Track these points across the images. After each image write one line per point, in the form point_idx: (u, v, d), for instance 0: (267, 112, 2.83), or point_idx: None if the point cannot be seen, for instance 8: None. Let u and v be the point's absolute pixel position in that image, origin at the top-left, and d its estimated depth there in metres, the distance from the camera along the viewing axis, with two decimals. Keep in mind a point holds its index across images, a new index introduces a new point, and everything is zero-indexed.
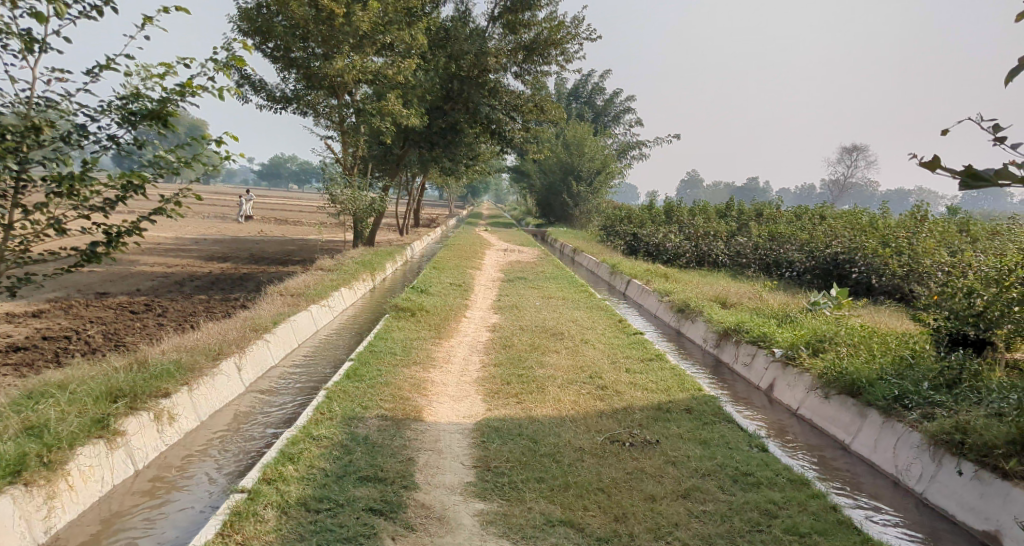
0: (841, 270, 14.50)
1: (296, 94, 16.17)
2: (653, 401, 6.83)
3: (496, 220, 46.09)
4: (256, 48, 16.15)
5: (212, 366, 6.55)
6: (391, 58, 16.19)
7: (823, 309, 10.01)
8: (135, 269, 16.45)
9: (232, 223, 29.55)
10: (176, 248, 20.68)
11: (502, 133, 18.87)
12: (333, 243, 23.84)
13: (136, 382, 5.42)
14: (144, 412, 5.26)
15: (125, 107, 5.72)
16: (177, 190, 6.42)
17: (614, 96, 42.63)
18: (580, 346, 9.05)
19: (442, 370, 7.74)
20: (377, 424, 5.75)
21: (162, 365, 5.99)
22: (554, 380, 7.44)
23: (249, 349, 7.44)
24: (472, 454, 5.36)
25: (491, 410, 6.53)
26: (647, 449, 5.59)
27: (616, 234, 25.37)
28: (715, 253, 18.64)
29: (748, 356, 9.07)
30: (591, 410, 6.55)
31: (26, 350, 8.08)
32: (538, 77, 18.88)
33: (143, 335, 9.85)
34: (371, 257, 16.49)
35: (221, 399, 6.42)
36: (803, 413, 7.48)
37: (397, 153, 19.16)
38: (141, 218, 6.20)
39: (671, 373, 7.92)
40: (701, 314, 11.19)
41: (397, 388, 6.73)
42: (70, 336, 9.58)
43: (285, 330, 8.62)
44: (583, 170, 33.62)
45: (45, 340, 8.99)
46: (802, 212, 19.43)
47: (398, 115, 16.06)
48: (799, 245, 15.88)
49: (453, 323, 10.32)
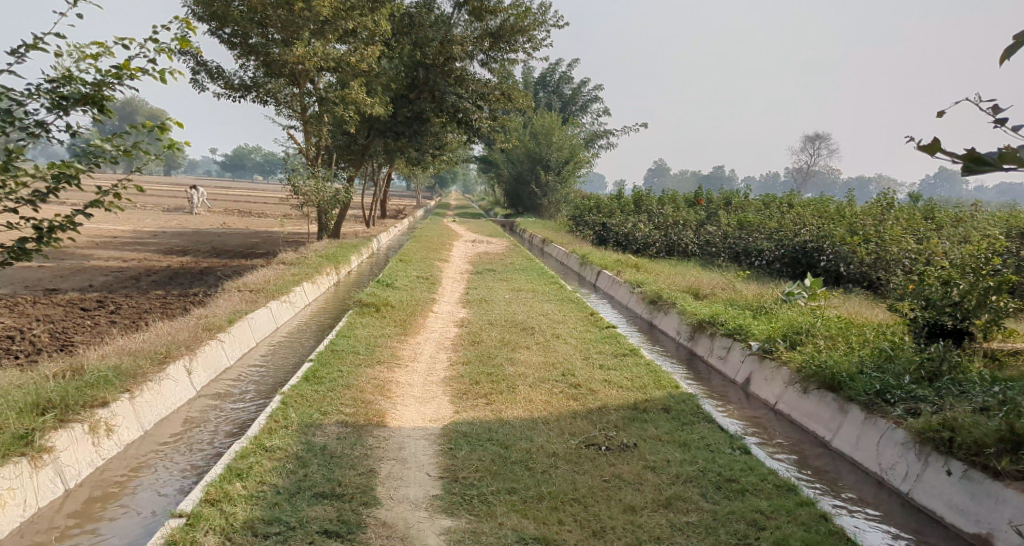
0: (810, 259, 14.41)
1: (255, 81, 15.54)
2: (629, 400, 6.54)
3: (464, 211, 45.68)
4: (212, 34, 15.47)
5: (159, 370, 6.09)
6: (354, 45, 15.64)
7: (798, 299, 9.86)
8: (89, 264, 15.72)
9: (193, 215, 28.67)
10: (132, 241, 19.87)
11: (469, 123, 18.39)
12: (297, 235, 23.19)
13: (67, 392, 4.94)
14: (77, 424, 4.79)
15: (55, 91, 5.20)
16: (115, 181, 5.89)
17: (582, 85, 42.32)
18: (552, 341, 8.75)
19: (407, 370, 7.35)
20: (336, 431, 5.36)
21: (100, 370, 5.50)
22: (525, 379, 7.10)
23: (202, 351, 6.98)
24: (438, 463, 5.01)
25: (459, 412, 6.18)
26: (625, 454, 5.31)
27: (586, 223, 25.10)
28: (685, 243, 18.49)
29: (723, 349, 8.87)
30: (565, 411, 6.25)
31: None
32: (505, 65, 18.42)
33: (92, 334, 9.31)
34: (337, 250, 15.98)
35: (168, 406, 5.98)
36: (781, 408, 7.31)
37: (361, 143, 18.60)
38: (76, 212, 5.69)
39: (646, 369, 7.65)
40: (673, 306, 10.97)
41: (358, 391, 6.33)
42: (12, 336, 9.00)
43: (241, 329, 8.15)
44: (551, 159, 33.33)
45: None
46: (770, 200, 19.34)
47: (362, 104, 15.53)
48: (768, 233, 15.77)
49: (420, 319, 9.92)
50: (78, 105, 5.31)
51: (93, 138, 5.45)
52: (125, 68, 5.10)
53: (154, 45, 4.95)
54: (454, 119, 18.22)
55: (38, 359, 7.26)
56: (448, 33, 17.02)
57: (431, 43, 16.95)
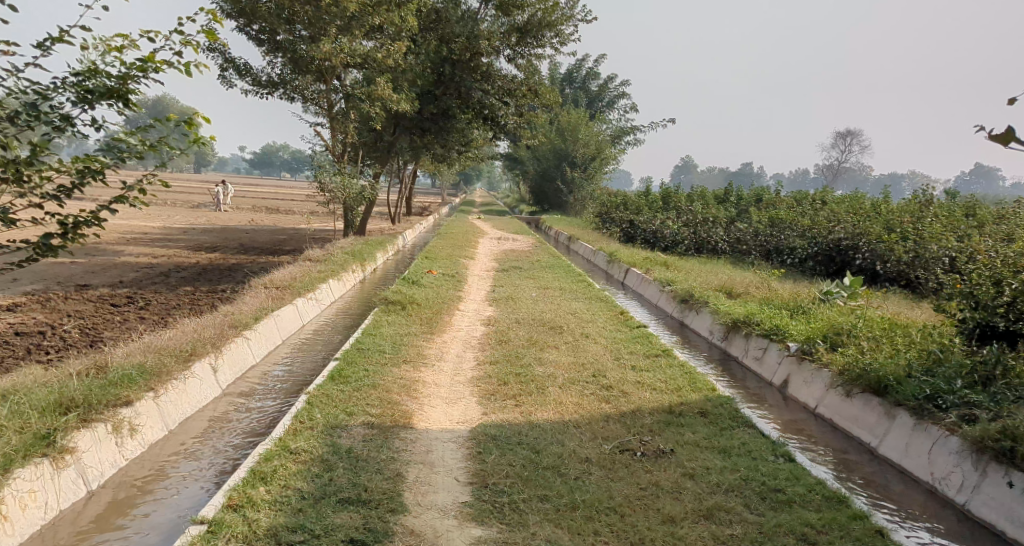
0: (845, 257, 13.97)
1: (283, 78, 15.52)
2: (663, 403, 6.30)
3: (489, 208, 45.57)
4: (240, 31, 15.48)
5: (184, 368, 5.99)
6: (381, 41, 15.56)
7: (837, 298, 9.54)
8: (119, 259, 15.84)
9: (222, 212, 28.90)
10: (162, 237, 20.01)
11: (496, 119, 18.19)
12: (323, 232, 23.20)
13: (90, 391, 4.84)
14: (100, 424, 4.69)
15: (80, 85, 5.11)
16: (140, 175, 5.79)
17: (608, 81, 41.95)
18: (582, 341, 8.52)
19: (434, 370, 7.19)
20: (362, 433, 5.20)
21: (124, 368, 5.40)
22: (555, 379, 6.89)
23: (227, 348, 6.88)
24: (467, 468, 4.82)
25: (488, 414, 6.00)
26: (661, 461, 5.08)
27: (613, 221, 24.78)
28: (714, 240, 18.12)
29: (758, 350, 8.59)
30: (597, 414, 6.03)
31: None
32: (532, 61, 18.16)
33: (121, 330, 9.31)
34: (363, 247, 15.95)
35: (193, 405, 5.88)
36: (821, 411, 7.04)
37: (387, 140, 18.52)
38: (101, 207, 5.60)
39: (680, 370, 7.41)
40: (706, 305, 10.69)
41: (385, 391, 6.17)
42: (44, 331, 9.03)
43: (267, 326, 8.05)
44: (578, 156, 33.05)
45: (17, 337, 8.48)
46: (802, 197, 18.88)
47: (388, 100, 15.44)
48: (800, 231, 15.37)
49: (446, 317, 9.76)
50: (104, 99, 5.21)
51: (118, 132, 5.37)
52: (150, 61, 4.99)
53: (181, 39, 4.82)
54: (480, 115, 18.03)
55: (67, 356, 7.23)
56: (474, 28, 16.88)
57: (458, 38, 16.82)
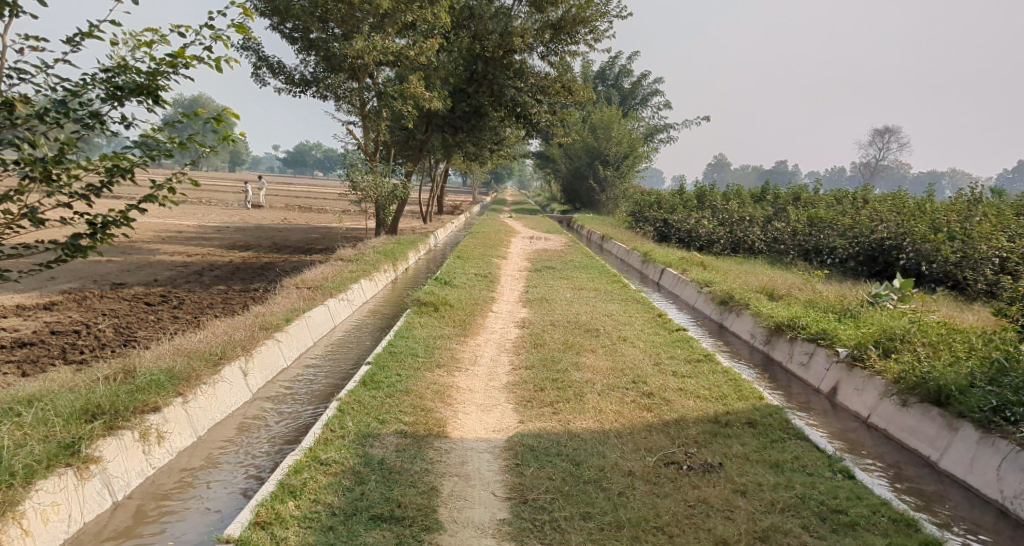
0: (888, 257, 13.43)
1: (316, 77, 15.49)
2: (708, 412, 5.99)
3: (520, 207, 45.35)
4: (274, 29, 15.47)
5: (213, 372, 5.86)
6: (413, 38, 15.41)
7: (886, 302, 9.07)
8: (155, 258, 15.93)
9: (256, 211, 29.13)
10: (197, 236, 20.14)
11: (528, 117, 17.89)
12: (355, 231, 23.19)
13: (117, 397, 4.71)
14: (126, 432, 4.56)
15: (110, 81, 5.01)
16: (170, 173, 5.68)
17: (641, 79, 41.40)
18: (619, 344, 8.23)
19: (467, 374, 6.97)
20: (395, 442, 5.00)
21: (151, 373, 5.27)
22: (593, 386, 6.62)
23: (257, 351, 6.76)
24: (505, 481, 4.59)
25: (525, 422, 5.75)
26: (710, 476, 4.79)
27: (646, 220, 24.34)
28: (751, 239, 17.64)
29: (804, 355, 8.19)
30: (639, 423, 5.75)
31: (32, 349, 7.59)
32: (565, 58, 17.82)
33: (155, 330, 9.28)
34: (394, 247, 15.85)
35: (222, 410, 5.76)
36: (874, 421, 6.66)
37: (419, 139, 18.39)
38: (130, 207, 5.49)
39: (725, 377, 7.08)
40: (747, 306, 10.31)
41: (418, 398, 5.96)
42: (80, 330, 9.04)
43: (299, 328, 7.92)
44: (610, 154, 32.63)
45: (53, 337, 8.49)
46: (843, 195, 18.28)
47: (420, 98, 15.30)
48: (841, 230, 14.85)
49: (479, 319, 9.55)
50: (133, 96, 5.10)
51: (147, 129, 5.26)
52: (180, 57, 4.87)
53: (212, 33, 4.69)
54: (512, 113, 17.79)
55: (101, 357, 7.19)
56: (508, 25, 16.52)
57: (491, 35, 16.49)
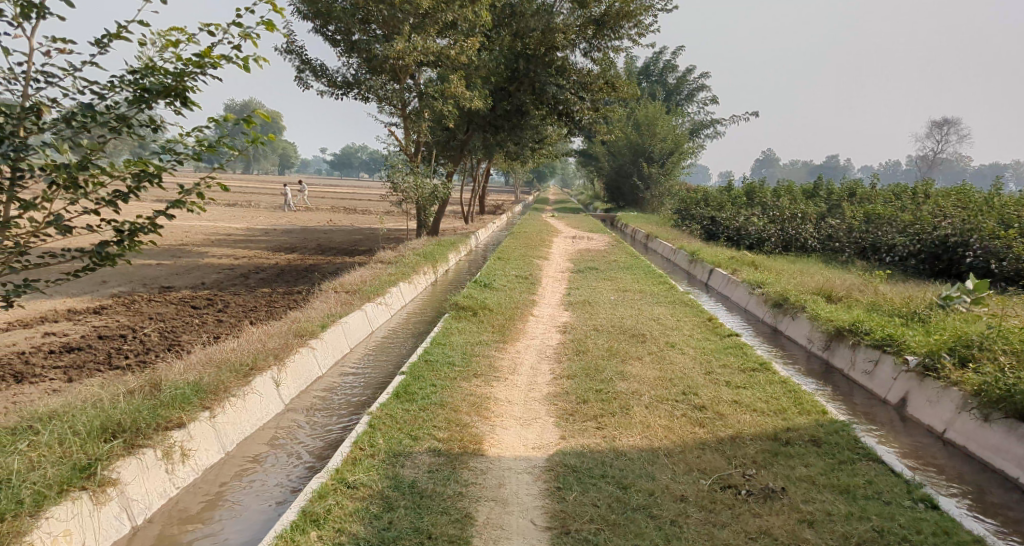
0: (953, 255, 12.57)
1: (357, 78, 15.36)
2: (766, 427, 5.51)
3: (564, 206, 44.89)
4: (316, 32, 15.41)
5: (244, 384, 5.65)
6: (454, 37, 15.14)
7: (959, 304, 8.36)
8: (202, 261, 16.05)
9: (301, 212, 29.36)
10: (244, 238, 20.27)
11: (570, 114, 17.48)
12: (397, 231, 23.12)
13: (138, 413, 4.54)
14: (147, 450, 4.38)
15: (137, 83, 4.84)
16: (198, 179, 5.46)
17: (687, 74, 40.50)
18: (667, 351, 7.79)
19: (506, 384, 6.62)
20: (427, 462, 4.70)
21: (177, 386, 5.09)
22: (640, 398, 6.19)
23: (291, 360, 6.52)
24: (545, 509, 4.27)
25: (567, 439, 5.38)
26: (771, 503, 4.36)
27: (692, 218, 23.62)
28: (803, 237, 16.89)
29: (868, 362, 7.59)
30: (691, 440, 5.32)
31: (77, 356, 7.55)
32: (608, 53, 17.32)
33: (200, 334, 9.20)
34: (435, 248, 15.57)
35: (252, 423, 5.54)
36: (951, 436, 6.09)
37: (461, 139, 18.15)
38: (157, 214, 5.31)
39: (783, 388, 6.57)
40: (803, 309, 9.72)
41: (453, 411, 5.64)
42: (126, 335, 9.01)
43: (335, 334, 7.69)
44: (654, 151, 31.91)
45: (99, 341, 8.46)
46: (902, 190, 17.34)
47: (461, 97, 15.02)
48: (901, 227, 14.05)
49: (520, 324, 9.19)
50: (160, 98, 4.93)
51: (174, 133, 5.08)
52: (207, 56, 4.71)
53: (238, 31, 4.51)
54: (554, 111, 17.41)
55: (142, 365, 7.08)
56: (550, 22, 16.10)
57: (532, 32, 16.14)
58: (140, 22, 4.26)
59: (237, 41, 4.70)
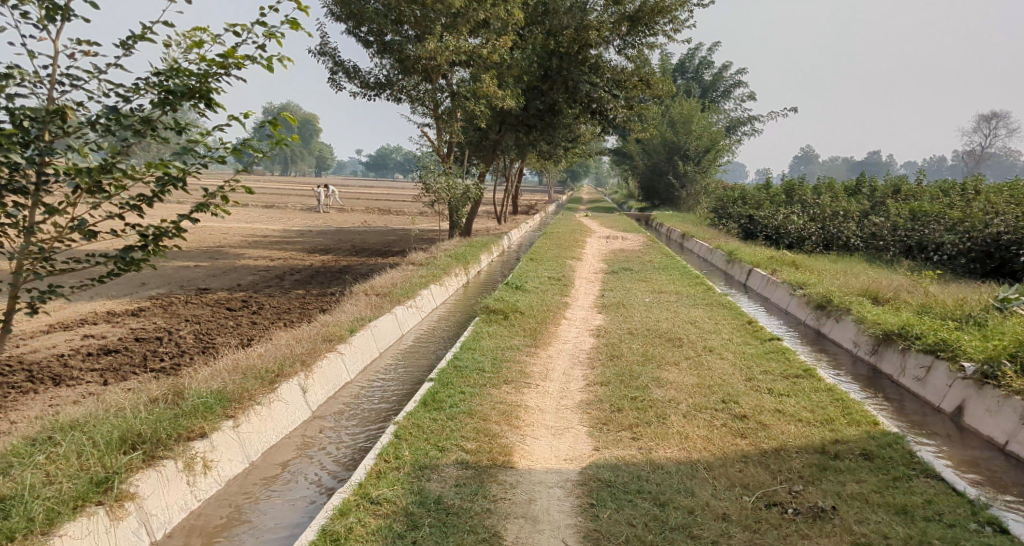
0: (1006, 254, 11.96)
1: (389, 79, 15.29)
2: (813, 439, 5.19)
3: (598, 205, 44.51)
4: (349, 33, 15.40)
5: (270, 391, 5.54)
6: (486, 36, 14.98)
7: (1017, 306, 7.89)
8: (239, 263, 16.15)
9: (336, 214, 29.52)
10: (280, 240, 20.39)
11: (604, 113, 17.18)
12: (430, 232, 23.04)
13: (159, 423, 4.49)
14: (168, 462, 4.33)
15: (161, 85, 4.74)
16: (222, 182, 5.35)
17: (724, 70, 39.80)
18: (705, 356, 7.49)
19: (537, 391, 6.41)
20: (455, 475, 4.55)
21: (200, 394, 5.01)
22: (678, 406, 5.91)
23: (318, 366, 6.39)
24: (578, 528, 4.07)
25: (600, 450, 5.14)
26: (820, 523, 4.09)
27: (729, 216, 23.11)
28: (845, 236, 16.31)
29: (920, 368, 7.16)
30: (732, 452, 5.04)
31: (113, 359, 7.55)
32: (642, 50, 16.97)
33: (235, 336, 9.18)
34: (466, 249, 15.41)
35: (277, 432, 5.42)
36: (1013, 449, 5.69)
37: (493, 139, 17.96)
38: (181, 218, 5.20)
39: (829, 396, 6.22)
40: (848, 312, 9.30)
41: (482, 420, 5.46)
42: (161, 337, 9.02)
43: (364, 338, 7.55)
44: (690, 149, 31.36)
45: (135, 343, 8.47)
46: (950, 186, 16.65)
47: (493, 97, 14.84)
48: (949, 224, 13.46)
49: (552, 327, 8.97)
50: (185, 100, 4.82)
51: (198, 135, 4.95)
52: (231, 56, 4.61)
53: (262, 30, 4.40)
54: (587, 110, 17.13)
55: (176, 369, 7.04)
56: (583, 19, 15.83)
57: (565, 30, 15.90)
58: (163, 23, 4.18)
59: (262, 40, 4.59)
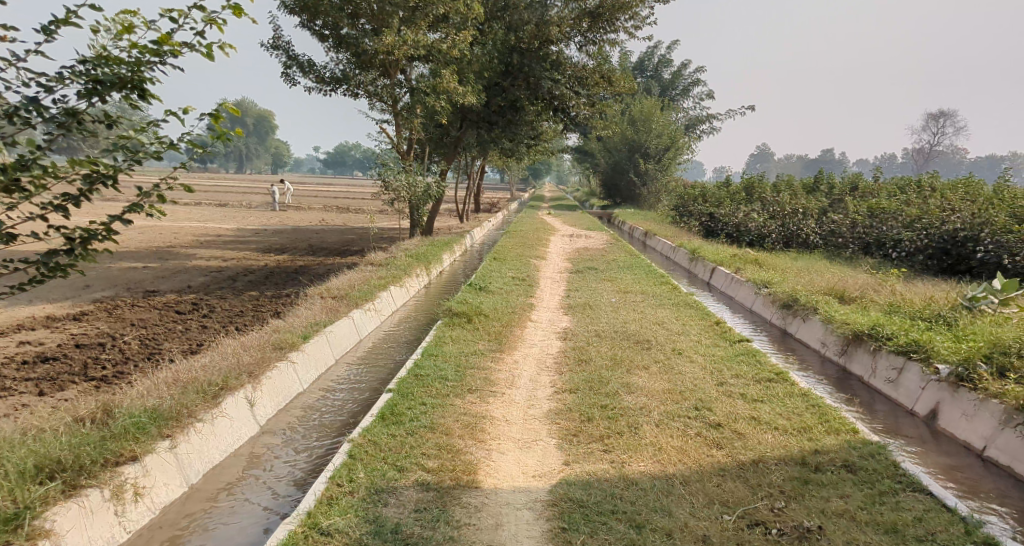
0: (962, 251, 12.04)
1: (346, 74, 14.76)
2: (791, 449, 4.96)
3: (559, 203, 44.27)
4: (303, 27, 14.82)
5: (212, 407, 5.08)
6: (446, 31, 14.57)
7: (985, 305, 7.84)
8: (190, 263, 15.44)
9: (292, 212, 28.65)
10: (233, 239, 19.60)
11: (566, 110, 16.93)
12: (390, 231, 22.49)
13: (83, 447, 4.12)
14: (92, 491, 3.99)
15: (88, 74, 4.21)
16: (158, 180, 4.83)
17: (682, 68, 39.95)
18: (675, 359, 7.25)
19: (502, 400, 6.08)
20: (415, 499, 4.25)
21: (133, 413, 4.58)
22: (650, 415, 5.64)
23: (267, 376, 5.94)
24: None
25: (571, 464, 4.84)
26: None
27: (691, 214, 23.10)
28: (805, 233, 16.35)
29: (891, 370, 7.00)
30: (709, 464, 4.79)
31: (48, 368, 6.97)
32: (603, 47, 16.75)
33: (183, 340, 8.62)
34: (428, 249, 15.01)
35: (221, 451, 4.98)
36: (993, 455, 5.59)
37: (454, 136, 17.53)
38: (111, 218, 4.70)
39: (805, 401, 6.02)
40: (815, 311, 9.17)
41: (444, 434, 5.11)
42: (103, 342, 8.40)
43: (318, 345, 7.11)
44: (650, 146, 31.33)
45: (74, 350, 7.87)
46: (906, 183, 16.84)
47: (454, 93, 14.42)
48: (906, 221, 13.54)
49: (517, 330, 8.64)
50: (115, 91, 4.30)
51: (130, 129, 4.41)
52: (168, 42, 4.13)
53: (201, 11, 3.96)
54: (550, 106, 16.84)
55: (117, 381, 6.50)
56: (544, 14, 15.54)
57: (526, 26, 15.61)
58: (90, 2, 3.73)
59: (202, 23, 4.13)
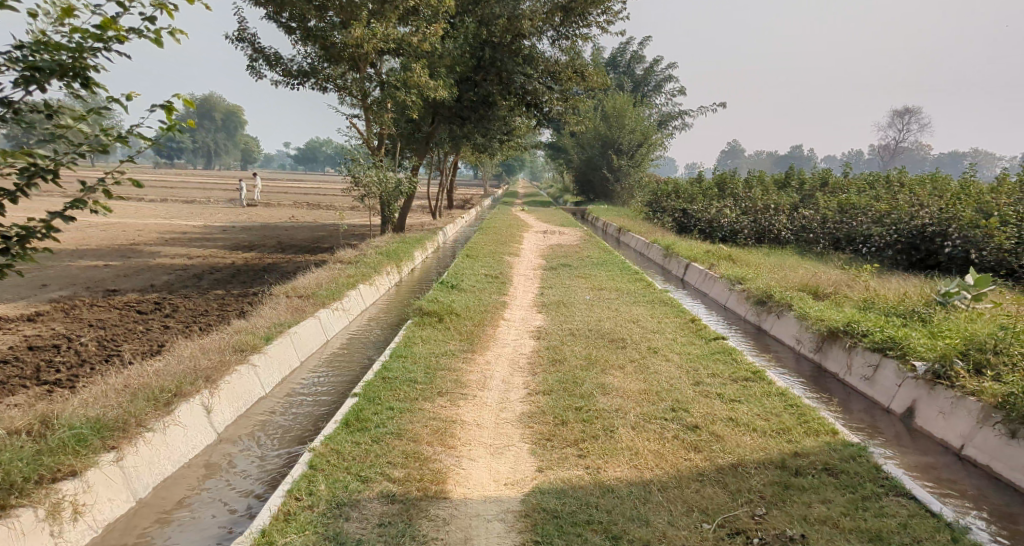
0: (931, 246, 12.07)
1: (314, 67, 14.38)
2: (771, 452, 4.81)
3: (532, 199, 44.04)
4: (270, 19, 14.40)
5: (163, 415, 4.78)
6: (415, 24, 14.26)
7: (958, 300, 7.74)
8: (153, 261, 14.94)
9: (262, 208, 28.04)
10: (199, 237, 19.05)
11: (539, 105, 16.70)
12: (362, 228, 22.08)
13: (15, 463, 3.83)
14: (24, 511, 3.71)
15: (25, 60, 3.88)
16: (105, 174, 4.48)
17: (654, 64, 40.03)
18: (651, 358, 7.08)
19: (473, 403, 5.85)
20: (380, 512, 4.02)
21: (73, 425, 4.27)
22: (626, 417, 5.45)
23: (225, 381, 5.63)
24: None
25: (545, 471, 4.63)
26: None
27: (664, 210, 23.05)
28: (777, 228, 16.35)
29: (867, 367, 6.91)
30: (688, 468, 4.62)
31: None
32: (575, 41, 16.57)
33: (144, 340, 8.25)
34: (399, 246, 14.71)
35: (174, 461, 4.69)
36: (970, 453, 5.52)
37: (425, 131, 17.22)
38: (51, 215, 4.34)
39: (783, 401, 5.89)
40: (790, 307, 9.08)
41: (412, 441, 4.88)
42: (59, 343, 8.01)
43: (281, 346, 6.81)
44: (623, 142, 31.27)
45: (26, 353, 7.48)
46: (875, 179, 16.93)
47: (425, 87, 14.12)
48: (875, 217, 13.56)
49: (489, 329, 8.41)
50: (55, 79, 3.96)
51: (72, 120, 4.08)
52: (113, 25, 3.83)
53: None
54: (522, 101, 16.61)
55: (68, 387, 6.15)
56: (516, 8, 15.31)
57: (498, 19, 15.37)
58: None
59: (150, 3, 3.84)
